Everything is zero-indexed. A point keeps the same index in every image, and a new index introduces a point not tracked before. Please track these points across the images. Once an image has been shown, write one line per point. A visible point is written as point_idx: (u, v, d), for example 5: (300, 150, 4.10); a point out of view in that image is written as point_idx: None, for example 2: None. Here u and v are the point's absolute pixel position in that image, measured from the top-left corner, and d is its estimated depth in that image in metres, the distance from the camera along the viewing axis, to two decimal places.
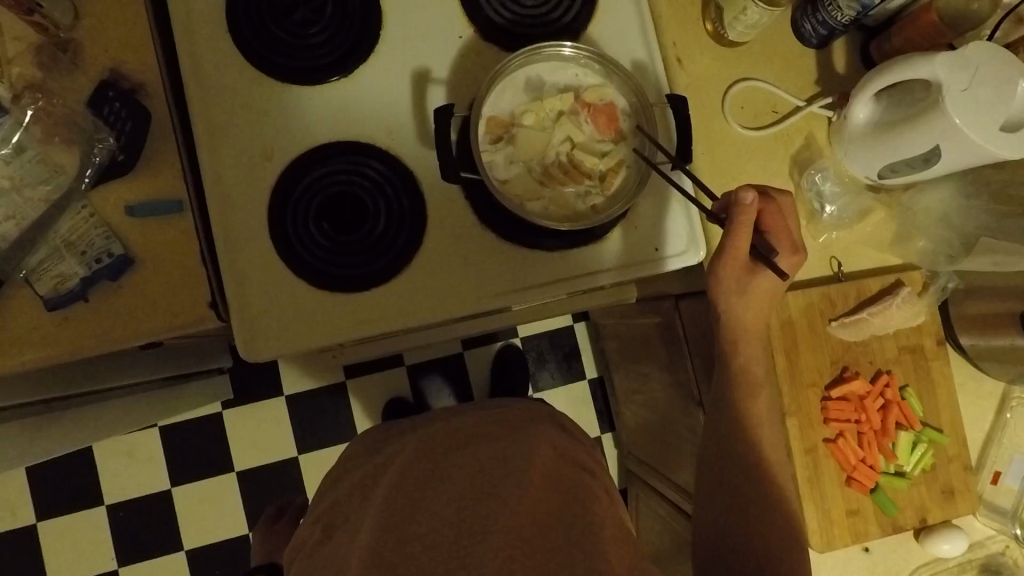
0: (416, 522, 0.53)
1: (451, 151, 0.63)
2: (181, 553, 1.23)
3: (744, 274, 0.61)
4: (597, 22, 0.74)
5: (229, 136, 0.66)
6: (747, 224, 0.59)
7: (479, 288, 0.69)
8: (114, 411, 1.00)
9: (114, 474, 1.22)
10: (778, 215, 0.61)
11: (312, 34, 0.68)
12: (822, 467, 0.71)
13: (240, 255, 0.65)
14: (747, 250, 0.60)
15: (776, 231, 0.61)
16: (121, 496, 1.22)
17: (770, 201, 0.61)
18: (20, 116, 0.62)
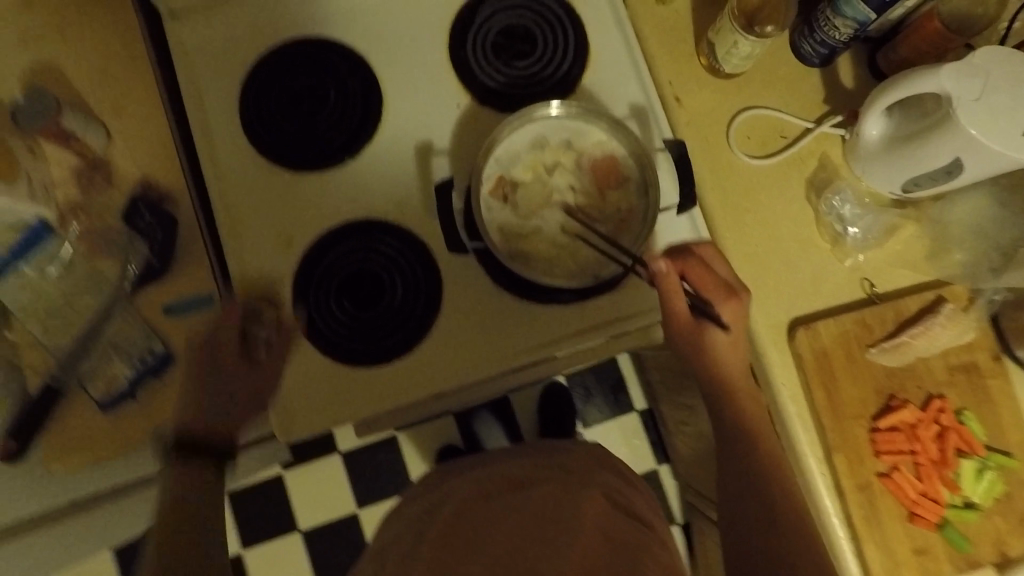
0: (464, 566, 0.54)
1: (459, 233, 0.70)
2: None
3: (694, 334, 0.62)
4: (590, 73, 0.75)
5: (249, 228, 0.70)
6: (675, 287, 0.60)
7: (500, 348, 0.70)
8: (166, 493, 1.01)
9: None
10: (700, 267, 0.62)
11: (320, 124, 0.72)
12: (879, 505, 0.66)
13: (271, 339, 0.69)
14: (686, 314, 0.61)
15: (703, 283, 0.62)
16: None
17: (689, 255, 0.62)
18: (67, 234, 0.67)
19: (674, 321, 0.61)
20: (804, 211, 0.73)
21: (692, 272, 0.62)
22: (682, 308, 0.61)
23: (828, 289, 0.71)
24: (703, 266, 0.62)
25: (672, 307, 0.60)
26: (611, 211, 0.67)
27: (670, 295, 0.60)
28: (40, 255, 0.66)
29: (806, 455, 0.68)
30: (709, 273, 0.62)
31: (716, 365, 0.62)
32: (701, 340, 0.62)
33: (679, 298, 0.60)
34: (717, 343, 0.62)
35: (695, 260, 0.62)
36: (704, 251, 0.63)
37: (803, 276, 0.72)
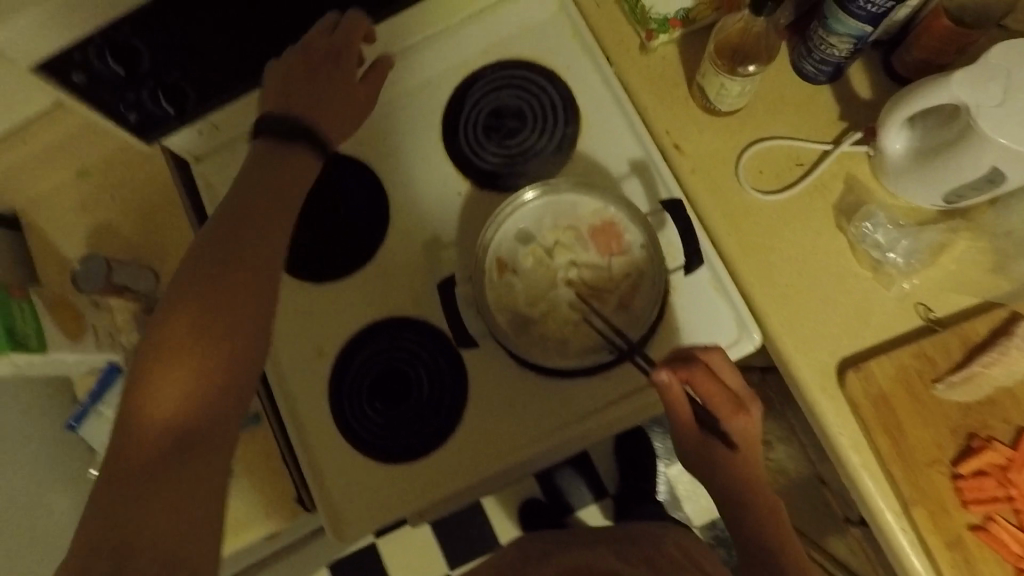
0: None
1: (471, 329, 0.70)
2: None
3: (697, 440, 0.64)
4: (583, 138, 0.74)
5: (284, 344, 0.75)
6: (676, 398, 0.60)
7: (531, 429, 0.70)
8: None
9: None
10: (708, 380, 0.59)
11: (335, 234, 0.76)
12: (977, 561, 0.59)
13: (315, 447, 0.72)
14: (688, 422, 0.62)
15: (711, 395, 0.60)
16: None
17: (695, 365, 0.59)
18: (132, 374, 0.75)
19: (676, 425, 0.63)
20: (836, 240, 0.67)
21: (696, 383, 0.59)
22: (684, 415, 0.61)
23: (877, 321, 0.65)
24: (710, 378, 0.59)
25: (673, 416, 0.62)
26: (621, 278, 0.66)
27: (673, 406, 0.61)
28: (110, 397, 0.75)
29: (881, 510, 0.62)
30: (719, 385, 0.60)
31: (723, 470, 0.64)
32: (705, 450, 0.64)
33: (682, 405, 0.61)
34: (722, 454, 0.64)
35: (698, 371, 0.59)
36: (715, 363, 0.60)
37: (846, 311, 0.66)
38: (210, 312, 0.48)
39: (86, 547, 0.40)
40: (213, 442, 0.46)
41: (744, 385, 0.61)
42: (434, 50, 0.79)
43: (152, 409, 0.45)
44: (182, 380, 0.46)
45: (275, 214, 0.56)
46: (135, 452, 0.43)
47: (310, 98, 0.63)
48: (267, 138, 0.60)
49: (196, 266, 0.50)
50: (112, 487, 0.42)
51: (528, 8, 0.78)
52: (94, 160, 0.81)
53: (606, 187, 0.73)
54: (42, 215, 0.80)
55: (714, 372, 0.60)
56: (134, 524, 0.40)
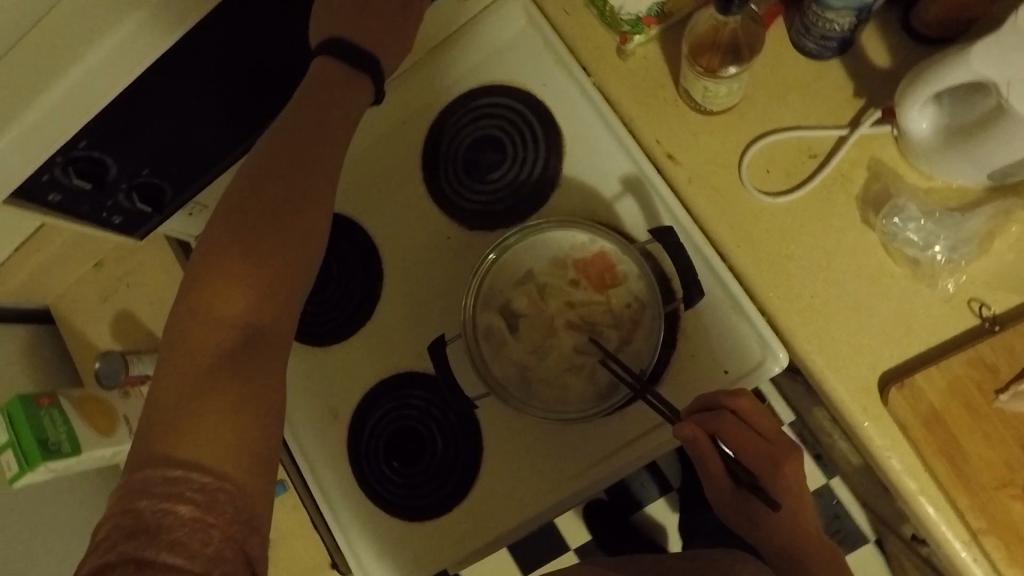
0: None
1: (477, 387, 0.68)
2: None
3: (736, 496, 0.61)
4: (568, 160, 0.69)
5: (300, 411, 0.75)
6: (705, 447, 0.58)
7: (550, 477, 0.66)
8: None
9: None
10: (737, 427, 0.57)
11: (332, 294, 0.75)
12: None
13: (342, 509, 0.73)
14: (723, 474, 0.60)
15: (743, 444, 0.57)
16: None
17: (722, 413, 0.57)
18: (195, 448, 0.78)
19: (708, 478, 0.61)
20: (865, 237, 0.59)
21: (727, 433, 0.57)
22: (715, 466, 0.59)
23: (923, 326, 0.57)
24: (739, 424, 0.57)
25: (705, 471, 0.60)
26: (622, 313, 0.61)
27: (703, 459, 0.59)
28: None
29: (946, 541, 0.55)
30: (749, 433, 0.57)
31: (768, 529, 0.60)
32: (747, 507, 0.61)
33: (711, 455, 0.58)
34: (766, 512, 0.60)
35: (728, 421, 0.57)
36: (744, 409, 0.58)
37: (885, 319, 0.58)
38: (272, 215, 0.49)
39: (157, 432, 0.43)
40: (277, 346, 0.48)
41: (777, 427, 0.59)
42: (404, 87, 0.75)
43: (217, 307, 0.46)
44: (246, 281, 0.47)
45: (331, 124, 0.54)
46: (198, 351, 0.45)
47: (373, 24, 0.58)
48: (330, 61, 0.55)
49: (259, 174, 0.50)
50: (175, 390, 0.44)
51: (494, 25, 0.72)
52: (109, 253, 0.84)
53: (599, 211, 0.68)
54: (73, 313, 0.85)
55: (743, 418, 0.57)
56: (203, 432, 0.42)
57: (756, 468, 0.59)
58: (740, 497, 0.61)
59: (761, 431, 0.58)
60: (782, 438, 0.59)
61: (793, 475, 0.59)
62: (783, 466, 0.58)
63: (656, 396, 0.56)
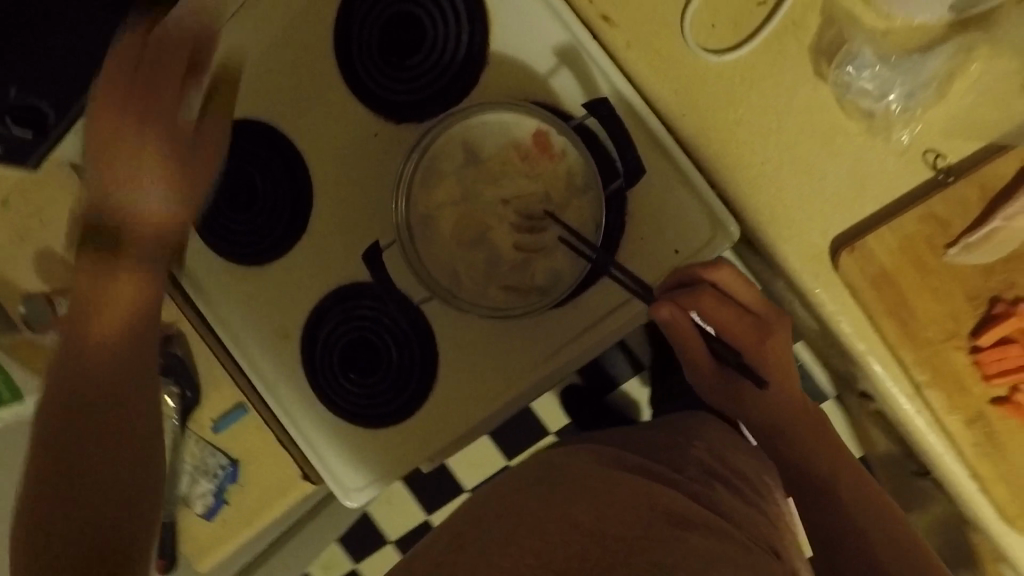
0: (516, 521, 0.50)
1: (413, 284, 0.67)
2: None
3: (720, 378, 0.62)
4: (495, 32, 0.61)
5: (247, 332, 0.73)
6: (688, 330, 0.58)
7: (510, 371, 0.66)
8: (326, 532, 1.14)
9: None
10: (714, 302, 0.57)
11: (260, 210, 0.70)
12: (1001, 433, 0.53)
13: (303, 422, 0.72)
14: (707, 356, 0.60)
15: (721, 319, 0.58)
16: None
17: (701, 289, 0.57)
18: None
19: (694, 363, 0.61)
20: (817, 95, 0.54)
21: (706, 309, 0.57)
22: (700, 348, 0.59)
23: (875, 184, 0.54)
24: (717, 299, 0.57)
25: (691, 355, 0.60)
26: (559, 198, 0.57)
27: (687, 342, 0.59)
28: None
29: (891, 400, 0.55)
30: (728, 304, 0.58)
31: (749, 406, 0.61)
32: (734, 390, 0.61)
33: (695, 339, 0.58)
34: (750, 390, 0.60)
35: (707, 295, 0.57)
36: (723, 280, 0.57)
37: (837, 181, 0.54)
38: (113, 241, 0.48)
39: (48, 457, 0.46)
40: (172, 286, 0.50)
41: (758, 298, 0.59)
42: None
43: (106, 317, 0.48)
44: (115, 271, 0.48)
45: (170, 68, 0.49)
46: (106, 326, 0.48)
47: None
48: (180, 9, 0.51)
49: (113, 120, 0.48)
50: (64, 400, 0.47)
51: None
52: None
53: (533, 87, 0.61)
54: None
55: (722, 291, 0.58)
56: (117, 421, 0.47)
57: (740, 346, 0.60)
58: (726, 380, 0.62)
59: (743, 300, 0.59)
60: (765, 307, 0.60)
61: (775, 345, 0.59)
62: (769, 339, 0.59)
63: (617, 266, 0.54)
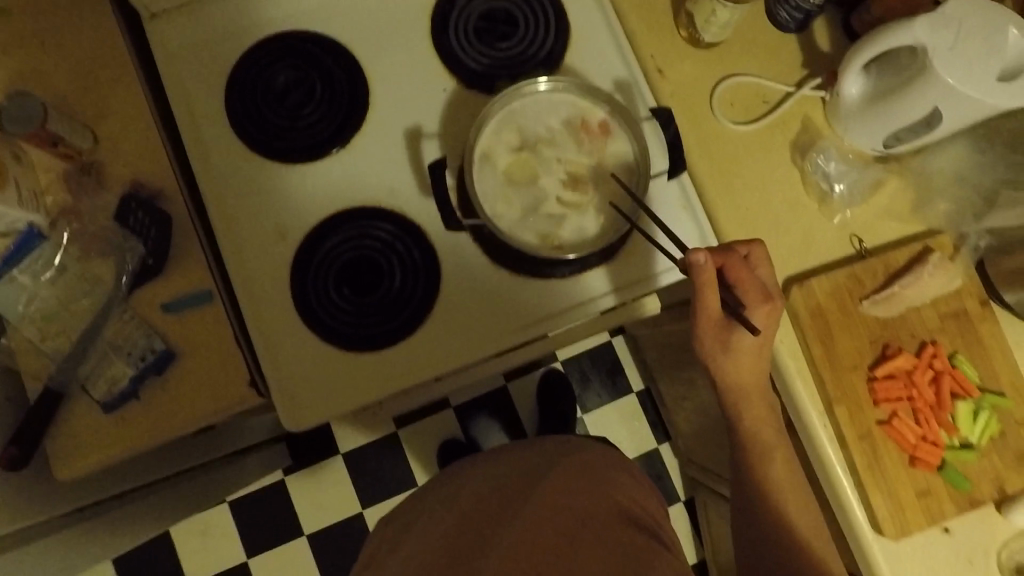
0: None
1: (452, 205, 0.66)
2: (301, 538, 1.39)
3: (719, 334, 0.61)
4: (572, 50, 0.75)
5: (244, 221, 0.70)
6: (711, 281, 0.58)
7: (505, 324, 0.70)
8: (163, 509, 0.99)
9: (207, 549, 1.36)
10: (742, 268, 0.61)
11: (309, 115, 0.72)
12: (881, 452, 0.68)
13: (270, 326, 0.69)
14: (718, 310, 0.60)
15: (741, 283, 0.61)
16: (216, 567, 1.36)
17: (731, 252, 0.62)
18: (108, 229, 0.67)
19: (705, 319, 0.60)
20: (790, 174, 0.74)
21: (731, 271, 0.61)
22: (714, 302, 0.59)
23: (819, 247, 0.73)
24: (745, 266, 0.61)
25: (705, 305, 0.59)
26: (604, 176, 0.67)
27: (707, 291, 0.58)
28: (32, 258, 0.65)
29: (807, 409, 0.69)
30: (750, 273, 0.61)
31: (732, 361, 0.62)
32: (728, 344, 0.61)
33: (714, 291, 0.58)
34: (744, 343, 0.61)
35: (733, 258, 0.61)
36: (753, 255, 0.63)
37: (793, 238, 0.73)
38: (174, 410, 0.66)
39: None
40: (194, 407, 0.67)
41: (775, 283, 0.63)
42: None
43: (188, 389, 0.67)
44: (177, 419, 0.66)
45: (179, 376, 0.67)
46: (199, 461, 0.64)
47: None
48: (288, 42, 0.73)
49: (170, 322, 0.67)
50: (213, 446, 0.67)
51: None
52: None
53: None
54: None
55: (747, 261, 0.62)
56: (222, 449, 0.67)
57: (752, 307, 0.61)
58: (723, 337, 0.61)
59: (760, 275, 0.62)
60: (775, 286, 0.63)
61: (774, 318, 0.62)
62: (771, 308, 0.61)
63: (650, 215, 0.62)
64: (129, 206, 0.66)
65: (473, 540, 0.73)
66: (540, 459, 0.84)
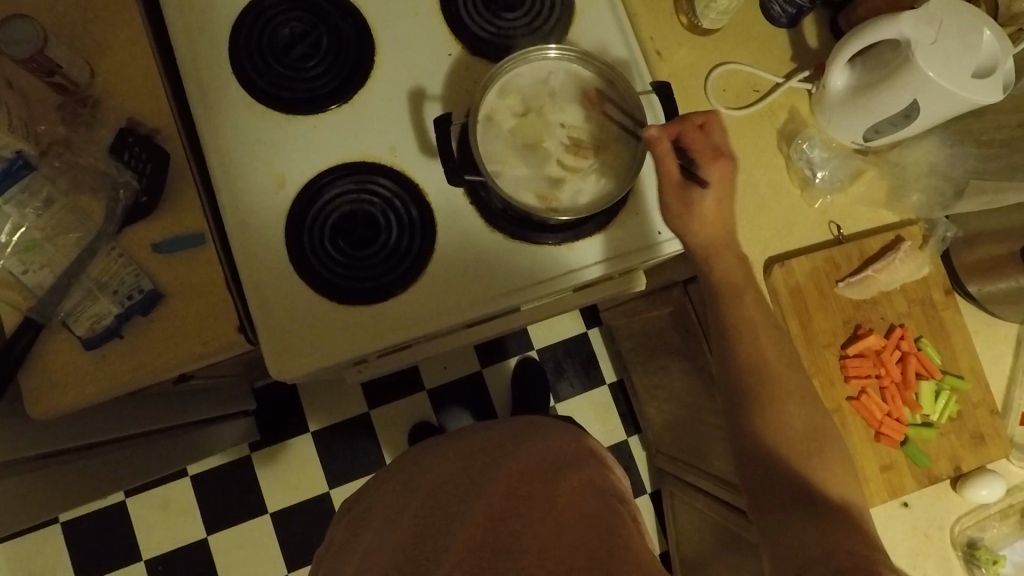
0: None
1: (453, 155, 0.67)
2: (265, 517, 1.34)
3: (680, 199, 0.60)
4: (576, 25, 0.76)
5: (241, 167, 0.70)
6: (666, 149, 0.59)
7: (498, 287, 0.71)
8: (131, 468, 0.96)
9: (165, 525, 1.32)
10: (697, 135, 0.59)
11: (312, 68, 0.72)
12: (849, 426, 0.71)
13: (262, 274, 0.69)
14: (676, 174, 0.60)
15: (696, 150, 0.59)
16: (173, 543, 1.32)
17: (686, 121, 0.60)
18: (103, 164, 0.66)
19: (666, 184, 0.60)
20: (775, 160, 0.77)
21: (687, 139, 0.60)
22: (670, 168, 0.60)
23: (799, 231, 0.76)
24: (701, 132, 0.59)
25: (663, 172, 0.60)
26: (602, 146, 0.69)
27: (663, 160, 0.60)
28: (20, 186, 0.63)
29: None
30: (704, 140, 0.60)
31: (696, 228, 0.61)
32: (688, 207, 0.61)
33: (669, 159, 0.60)
34: (704, 206, 0.60)
35: (688, 126, 0.59)
36: (710, 122, 0.60)
37: (776, 220, 0.76)
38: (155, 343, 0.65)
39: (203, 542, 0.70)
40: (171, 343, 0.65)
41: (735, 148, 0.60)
42: None
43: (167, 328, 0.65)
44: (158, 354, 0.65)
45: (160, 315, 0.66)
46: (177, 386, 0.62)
47: None
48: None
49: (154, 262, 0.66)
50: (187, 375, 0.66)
51: None
52: None
53: None
54: None
55: (702, 128, 0.60)
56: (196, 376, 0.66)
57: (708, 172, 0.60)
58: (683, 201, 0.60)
59: (716, 139, 0.60)
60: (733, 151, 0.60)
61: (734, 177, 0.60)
62: (726, 174, 0.60)
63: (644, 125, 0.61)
64: (125, 142, 0.66)
65: (438, 524, 0.68)
66: (505, 438, 0.79)
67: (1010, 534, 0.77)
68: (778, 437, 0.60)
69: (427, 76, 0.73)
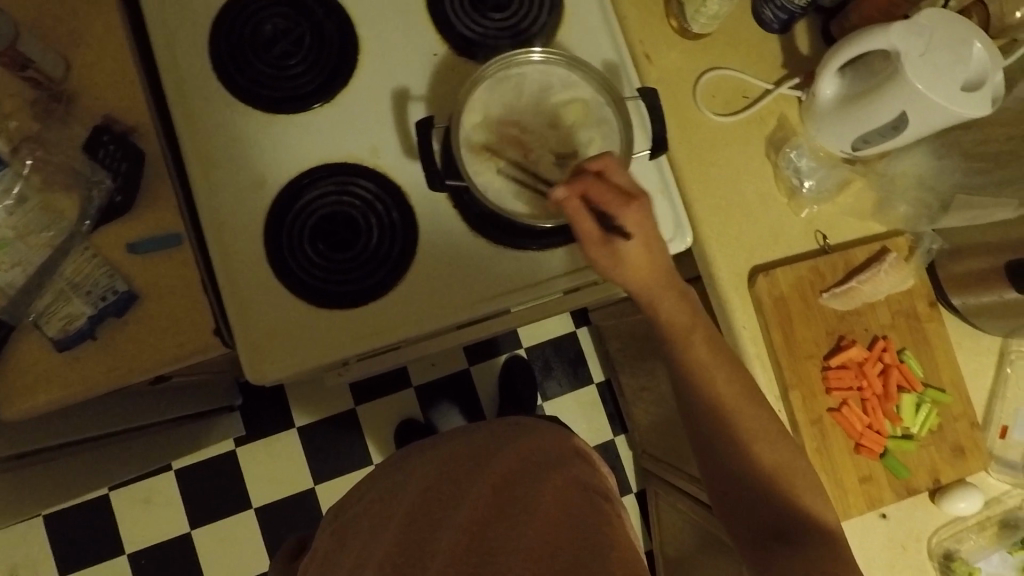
0: None
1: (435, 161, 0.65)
2: (249, 512, 1.34)
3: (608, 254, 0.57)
4: (565, 27, 0.75)
5: (220, 167, 0.69)
6: (578, 211, 0.56)
7: (479, 291, 0.70)
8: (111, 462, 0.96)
9: (148, 518, 1.31)
10: (598, 187, 0.56)
11: (294, 66, 0.71)
12: (829, 437, 0.71)
13: (240, 276, 0.68)
14: (597, 234, 0.57)
15: (606, 205, 0.56)
16: (157, 536, 1.31)
17: (583, 175, 0.56)
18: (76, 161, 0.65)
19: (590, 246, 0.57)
20: (763, 167, 0.77)
21: (594, 194, 0.56)
22: (589, 231, 0.56)
23: (786, 240, 0.76)
24: (600, 181, 0.56)
25: (584, 236, 0.57)
26: (588, 151, 0.68)
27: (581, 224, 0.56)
28: None
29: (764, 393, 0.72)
30: (608, 190, 0.56)
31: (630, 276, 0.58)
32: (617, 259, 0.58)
33: (584, 222, 0.56)
34: (631, 255, 0.57)
35: (588, 179, 0.56)
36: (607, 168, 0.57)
37: (762, 229, 0.75)
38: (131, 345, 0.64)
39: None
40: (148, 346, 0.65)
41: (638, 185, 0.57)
42: None
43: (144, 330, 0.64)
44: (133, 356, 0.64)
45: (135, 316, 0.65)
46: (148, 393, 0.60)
47: None
48: None
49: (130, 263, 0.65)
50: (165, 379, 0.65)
51: None
52: None
53: None
54: None
55: (600, 179, 0.56)
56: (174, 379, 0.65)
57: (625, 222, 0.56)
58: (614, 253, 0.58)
59: (618, 182, 0.57)
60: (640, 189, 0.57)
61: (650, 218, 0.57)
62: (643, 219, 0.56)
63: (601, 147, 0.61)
64: (100, 139, 0.65)
65: (423, 530, 0.67)
66: (487, 440, 0.78)
67: (985, 547, 0.77)
68: (754, 448, 0.60)
69: (412, 77, 0.72)
